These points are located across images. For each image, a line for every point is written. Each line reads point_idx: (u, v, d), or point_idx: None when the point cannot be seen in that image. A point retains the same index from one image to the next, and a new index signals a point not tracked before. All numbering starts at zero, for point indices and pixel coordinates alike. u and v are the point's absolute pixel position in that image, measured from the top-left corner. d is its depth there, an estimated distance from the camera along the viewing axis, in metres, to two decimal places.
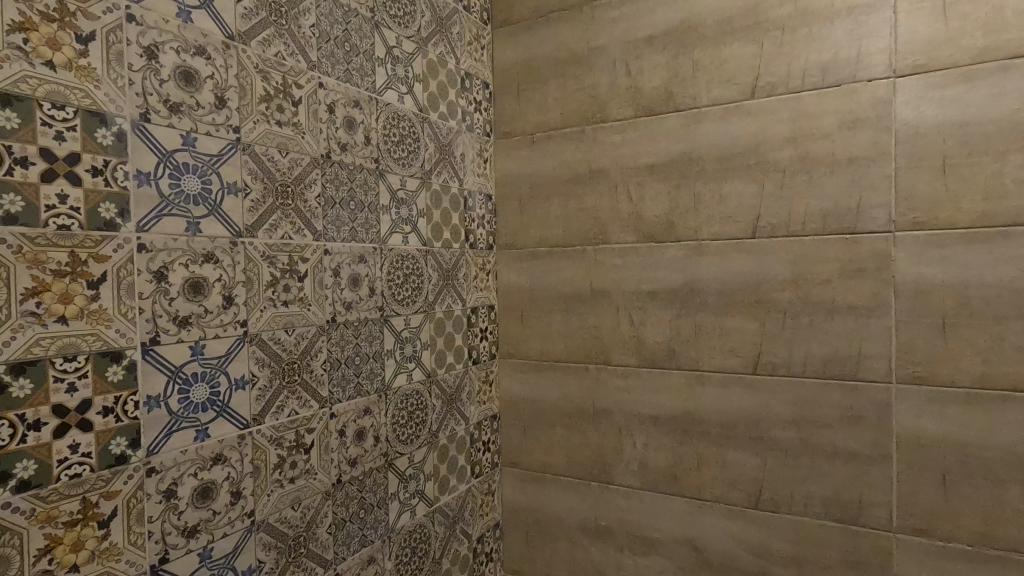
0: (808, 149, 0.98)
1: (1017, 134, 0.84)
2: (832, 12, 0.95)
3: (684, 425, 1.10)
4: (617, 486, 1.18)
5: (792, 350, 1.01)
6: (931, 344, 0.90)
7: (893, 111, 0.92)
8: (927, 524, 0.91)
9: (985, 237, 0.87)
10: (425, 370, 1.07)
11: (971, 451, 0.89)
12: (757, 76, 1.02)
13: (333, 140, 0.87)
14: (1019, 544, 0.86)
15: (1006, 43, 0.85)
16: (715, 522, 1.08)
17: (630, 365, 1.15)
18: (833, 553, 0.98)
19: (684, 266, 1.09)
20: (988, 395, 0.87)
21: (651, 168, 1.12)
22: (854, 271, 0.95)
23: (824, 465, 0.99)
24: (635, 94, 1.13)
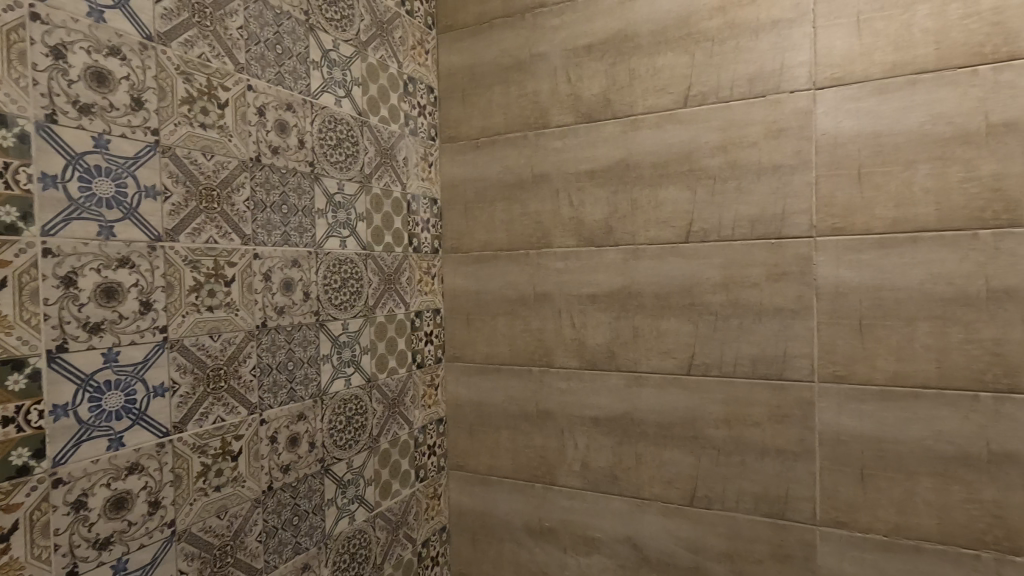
0: (737, 157, 1.02)
1: (925, 145, 0.89)
2: (758, 26, 0.99)
3: (623, 425, 1.13)
4: (560, 487, 1.19)
5: (723, 351, 1.04)
6: (850, 344, 0.95)
7: (814, 122, 0.96)
8: (848, 516, 0.95)
9: (897, 242, 0.91)
10: (365, 374, 1.06)
11: (886, 446, 0.93)
12: (689, 86, 1.05)
13: (263, 143, 0.86)
14: (930, 533, 0.90)
15: (914, 59, 0.89)
16: (653, 520, 1.10)
17: (572, 367, 1.17)
18: (763, 548, 1.02)
19: (622, 270, 1.12)
20: (901, 392, 0.92)
21: (591, 173, 1.14)
22: (779, 274, 0.99)
23: (754, 462, 1.02)
24: (575, 101, 1.15)
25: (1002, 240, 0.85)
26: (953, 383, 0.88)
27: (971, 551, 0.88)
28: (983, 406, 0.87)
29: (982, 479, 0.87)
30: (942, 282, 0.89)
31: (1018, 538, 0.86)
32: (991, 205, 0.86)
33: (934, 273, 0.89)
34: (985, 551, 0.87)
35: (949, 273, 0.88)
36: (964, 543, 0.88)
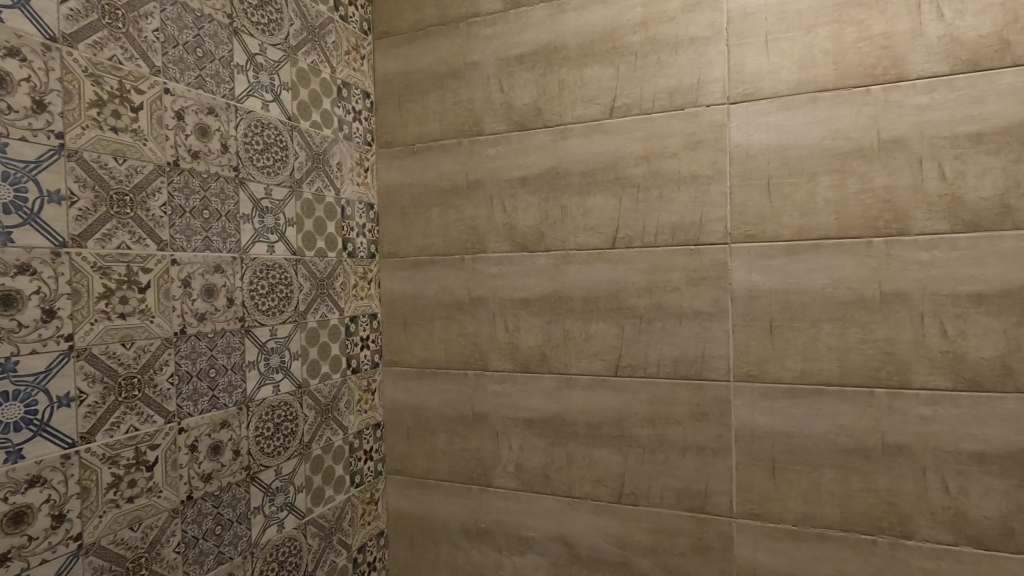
0: (658, 167, 1.06)
1: (826, 158, 0.95)
2: (677, 42, 1.03)
3: (555, 426, 1.15)
4: (495, 488, 1.21)
5: (648, 352, 1.08)
6: (761, 344, 1.00)
7: (728, 134, 1.00)
8: (761, 508, 1.01)
9: (803, 248, 0.97)
10: (294, 380, 1.06)
11: (794, 440, 0.98)
12: (614, 97, 1.08)
13: (182, 147, 0.85)
14: (833, 522, 0.96)
15: (816, 78, 0.95)
16: (584, 518, 1.13)
17: (506, 370, 1.19)
18: (684, 541, 1.06)
19: (553, 275, 1.14)
20: (807, 389, 0.97)
21: (523, 180, 1.16)
22: (698, 279, 1.03)
23: (676, 459, 1.06)
24: (507, 109, 1.17)
25: (893, 247, 0.91)
26: (852, 380, 0.94)
27: (870, 537, 0.94)
28: (878, 401, 0.93)
29: (878, 469, 0.94)
30: (843, 287, 0.95)
31: (909, 523, 0.92)
32: (883, 215, 0.92)
33: (835, 277, 0.95)
34: (881, 536, 0.94)
35: (848, 278, 0.94)
36: (863, 530, 0.95)
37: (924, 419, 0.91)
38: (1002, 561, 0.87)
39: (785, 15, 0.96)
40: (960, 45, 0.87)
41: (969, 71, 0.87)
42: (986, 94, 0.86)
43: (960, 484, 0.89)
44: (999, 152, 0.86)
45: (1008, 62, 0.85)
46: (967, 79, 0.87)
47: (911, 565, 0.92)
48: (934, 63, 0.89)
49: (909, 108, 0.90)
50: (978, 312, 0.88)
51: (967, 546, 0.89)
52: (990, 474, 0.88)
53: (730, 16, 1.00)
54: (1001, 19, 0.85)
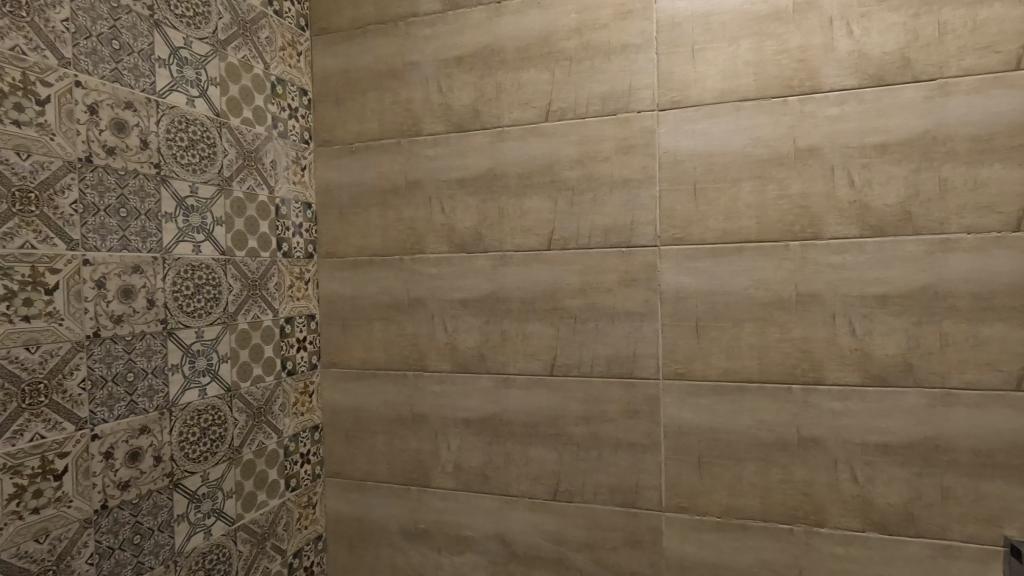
0: (592, 170, 1.08)
1: (748, 165, 0.99)
2: (610, 48, 1.06)
3: (493, 425, 1.16)
4: (434, 489, 1.21)
5: (582, 352, 1.10)
6: (689, 344, 1.03)
7: (658, 140, 1.03)
8: (688, 502, 1.04)
9: (726, 251, 1.01)
10: (223, 384, 1.03)
11: (719, 436, 1.02)
12: (550, 101, 1.10)
13: (95, 143, 0.81)
14: (754, 513, 1.01)
15: (739, 88, 0.99)
16: (521, 515, 1.15)
17: (444, 370, 1.19)
18: (617, 535, 1.09)
19: (491, 275, 1.15)
20: (731, 386, 1.01)
21: (462, 181, 1.16)
22: (630, 280, 1.06)
23: (609, 456, 1.09)
24: (446, 110, 1.17)
25: (808, 251, 0.96)
26: (771, 377, 0.99)
27: (787, 526, 0.99)
28: (795, 397, 0.98)
29: (795, 461, 0.98)
30: (763, 288, 0.99)
31: (823, 512, 0.97)
32: (799, 220, 0.96)
33: (756, 279, 0.99)
34: (797, 525, 0.98)
35: (768, 280, 0.98)
36: (781, 519, 0.99)
37: (836, 413, 0.96)
38: (904, 545, 0.93)
39: (710, 26, 1.00)
40: (867, 61, 0.92)
41: (875, 85, 0.92)
42: (890, 108, 0.92)
43: (868, 474, 0.95)
44: (902, 163, 0.92)
45: (910, 78, 0.91)
46: (873, 93, 0.92)
47: (824, 551, 0.97)
48: (845, 77, 0.94)
49: (823, 119, 0.95)
50: (883, 312, 0.93)
51: (873, 531, 0.95)
52: (894, 463, 0.94)
53: (659, 26, 1.03)
54: (904, 38, 0.91)
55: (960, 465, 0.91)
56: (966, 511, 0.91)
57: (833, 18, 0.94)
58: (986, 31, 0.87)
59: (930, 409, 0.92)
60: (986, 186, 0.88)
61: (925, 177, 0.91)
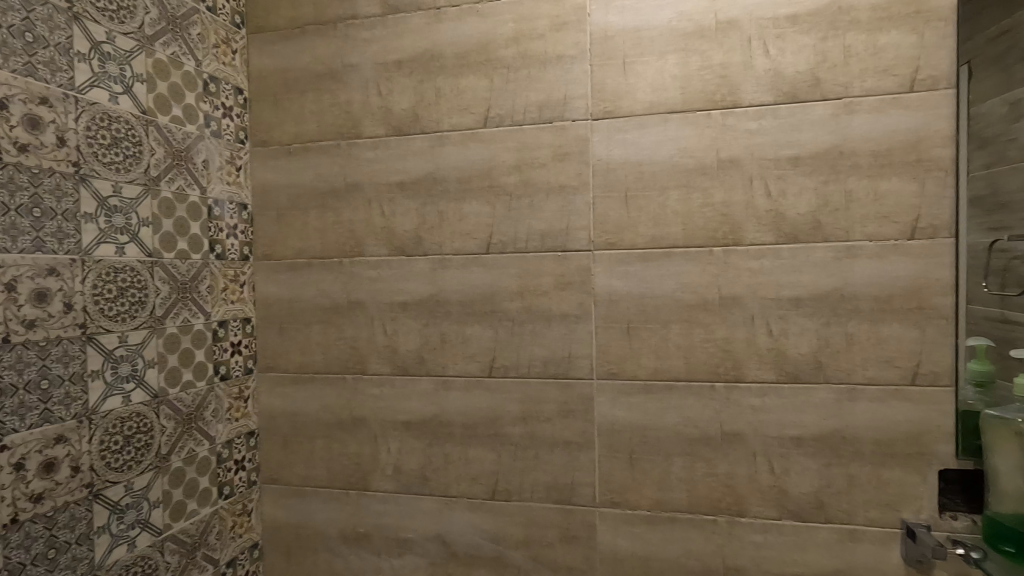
0: (529, 175, 1.10)
1: (674, 174, 1.04)
2: (546, 58, 1.09)
3: (432, 427, 1.17)
4: (374, 492, 1.21)
5: (520, 353, 1.12)
6: (621, 345, 1.07)
7: (592, 149, 1.07)
8: (620, 497, 1.08)
9: (655, 256, 1.05)
10: (148, 390, 1.00)
11: (649, 433, 1.07)
12: (488, 107, 1.12)
13: (4, 140, 0.78)
14: (682, 505, 1.06)
15: (667, 100, 1.04)
16: (460, 516, 1.16)
17: (384, 373, 1.19)
18: (553, 531, 1.12)
19: (430, 278, 1.16)
20: (660, 385, 1.06)
21: (402, 185, 1.17)
22: (565, 283, 1.09)
23: (545, 455, 1.12)
24: (385, 114, 1.17)
25: (729, 256, 1.02)
26: (696, 375, 1.04)
27: (711, 517, 1.04)
28: (718, 394, 1.03)
29: (718, 455, 1.04)
30: (689, 291, 1.04)
31: (743, 502, 1.03)
32: (721, 227, 1.02)
33: (682, 283, 1.04)
34: (720, 515, 1.04)
35: (694, 283, 1.04)
36: (706, 511, 1.05)
37: (755, 409, 1.02)
38: (815, 530, 1.00)
39: (639, 40, 1.05)
40: (782, 79, 0.99)
41: (789, 102, 0.99)
42: (802, 123, 0.98)
43: (783, 466, 1.01)
44: (813, 174, 0.98)
45: (819, 96, 0.98)
46: (787, 109, 0.99)
47: (745, 540, 1.03)
48: (762, 93, 1.00)
49: (742, 132, 1.01)
50: (797, 314, 1.00)
51: (787, 519, 1.01)
52: (806, 455, 1.00)
53: (593, 38, 1.06)
54: (814, 59, 0.98)
55: (864, 455, 0.98)
56: (869, 498, 0.98)
57: (751, 38, 1.00)
58: (885, 56, 0.95)
59: (837, 404, 0.99)
60: (885, 198, 0.96)
61: (833, 188, 0.98)
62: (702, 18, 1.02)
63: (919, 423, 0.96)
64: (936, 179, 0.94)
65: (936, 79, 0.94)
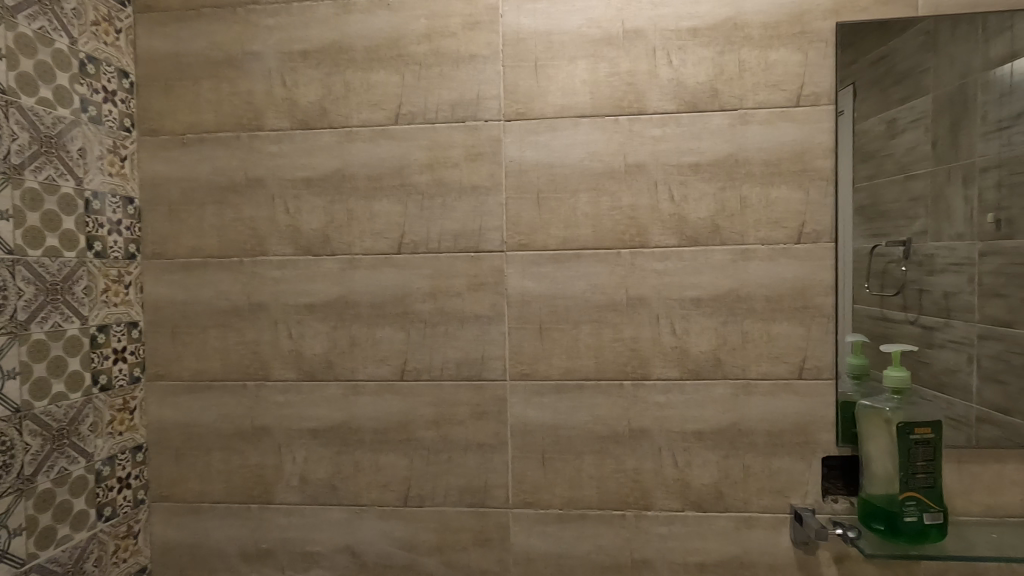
0: (442, 175, 1.09)
1: (584, 177, 1.06)
2: (459, 57, 1.08)
3: (341, 434, 1.12)
4: (277, 505, 1.14)
5: (432, 356, 1.10)
6: (533, 346, 1.08)
7: (504, 149, 1.07)
8: (533, 497, 1.09)
9: (566, 258, 1.07)
10: (7, 403, 0.89)
11: (561, 432, 1.08)
12: (399, 104, 1.09)
13: None
14: (592, 502, 1.08)
15: (576, 104, 1.05)
16: (371, 525, 1.12)
17: (289, 379, 1.13)
18: (467, 535, 1.10)
19: (339, 279, 1.11)
20: (571, 385, 1.07)
21: (308, 181, 1.12)
22: (478, 284, 1.09)
23: (458, 458, 1.10)
24: (290, 106, 1.11)
25: (636, 258, 1.05)
26: (605, 375, 1.07)
27: (620, 512, 1.07)
28: (626, 392, 1.06)
29: (626, 452, 1.07)
30: (599, 292, 1.06)
31: (649, 496, 1.06)
32: (628, 229, 1.05)
33: (592, 284, 1.06)
34: (628, 510, 1.07)
35: (603, 284, 1.06)
36: (615, 506, 1.07)
37: (660, 405, 1.06)
38: (714, 520, 1.05)
39: (550, 44, 1.06)
40: (683, 89, 1.03)
41: (690, 111, 1.03)
42: (702, 132, 1.03)
43: (686, 459, 1.06)
44: (712, 181, 1.04)
45: (717, 107, 1.03)
46: (689, 118, 1.03)
47: (651, 532, 1.07)
48: (666, 102, 1.04)
49: (647, 138, 1.04)
50: (698, 314, 1.05)
51: (690, 510, 1.06)
52: (706, 448, 1.05)
53: (505, 39, 1.06)
54: (712, 71, 1.03)
55: (757, 446, 1.05)
56: (762, 486, 1.05)
57: (656, 48, 1.04)
58: (774, 72, 1.02)
59: (734, 398, 1.05)
60: (776, 204, 1.03)
61: (729, 194, 1.03)
62: (611, 26, 1.04)
63: (805, 414, 1.04)
64: (819, 188, 1.02)
65: (818, 96, 1.01)
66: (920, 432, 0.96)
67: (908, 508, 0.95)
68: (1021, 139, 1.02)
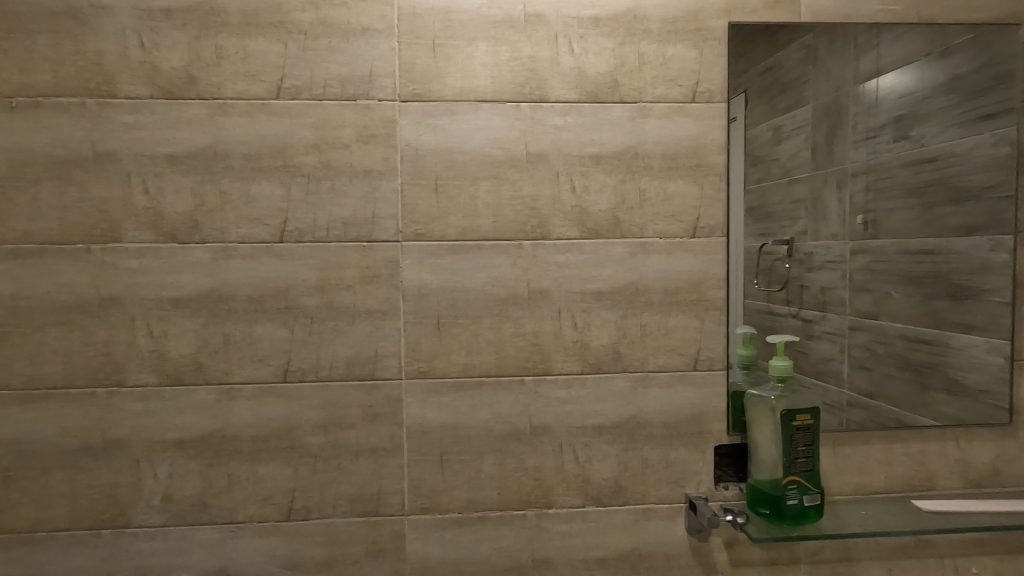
0: (330, 157, 0.99)
1: (484, 165, 1.01)
2: (348, 29, 0.99)
3: (213, 445, 1.00)
4: (135, 529, 1.00)
5: (320, 355, 1.01)
6: (430, 342, 1.02)
7: (399, 132, 1.00)
8: (430, 501, 1.03)
9: (465, 249, 1.01)
10: None
11: (460, 432, 1.03)
12: (282, 77, 0.98)
13: None
14: (493, 503, 1.04)
15: (477, 89, 1.01)
16: (248, 544, 1.01)
17: (148, 385, 0.99)
18: (358, 547, 1.02)
19: (210, 270, 0.99)
20: (470, 382, 1.02)
21: (172, 158, 0.98)
22: (371, 277, 1.01)
23: (349, 465, 1.02)
24: (150, 71, 0.97)
25: (538, 250, 1.02)
26: (506, 371, 1.03)
27: (521, 512, 1.04)
28: (527, 388, 1.03)
29: (527, 450, 1.04)
30: (499, 285, 1.02)
31: (551, 494, 1.04)
32: (530, 220, 1.02)
33: (493, 277, 1.02)
34: (529, 509, 1.04)
35: (503, 277, 1.02)
36: (515, 506, 1.04)
37: (561, 400, 1.04)
38: (614, 513, 1.05)
39: (449, 23, 1.00)
40: (585, 78, 1.02)
41: (591, 101, 1.02)
42: (603, 123, 1.02)
43: (587, 454, 1.04)
44: (612, 173, 1.03)
45: (618, 98, 1.02)
46: (590, 108, 1.02)
47: (552, 530, 1.04)
48: (568, 90, 1.01)
49: (549, 127, 1.02)
50: (599, 307, 1.04)
51: (590, 505, 1.05)
52: (606, 442, 1.05)
53: (400, 13, 0.99)
54: (613, 62, 1.02)
55: (654, 438, 1.05)
56: (660, 478, 1.06)
57: (557, 35, 1.01)
58: (672, 66, 1.03)
59: (633, 391, 1.05)
60: (672, 199, 1.04)
61: (629, 187, 1.03)
62: (512, 8, 1.00)
63: (699, 405, 1.06)
64: (712, 183, 1.04)
65: (712, 93, 1.04)
66: (801, 419, 1.00)
67: (790, 492, 0.99)
68: (885, 148, 1.10)
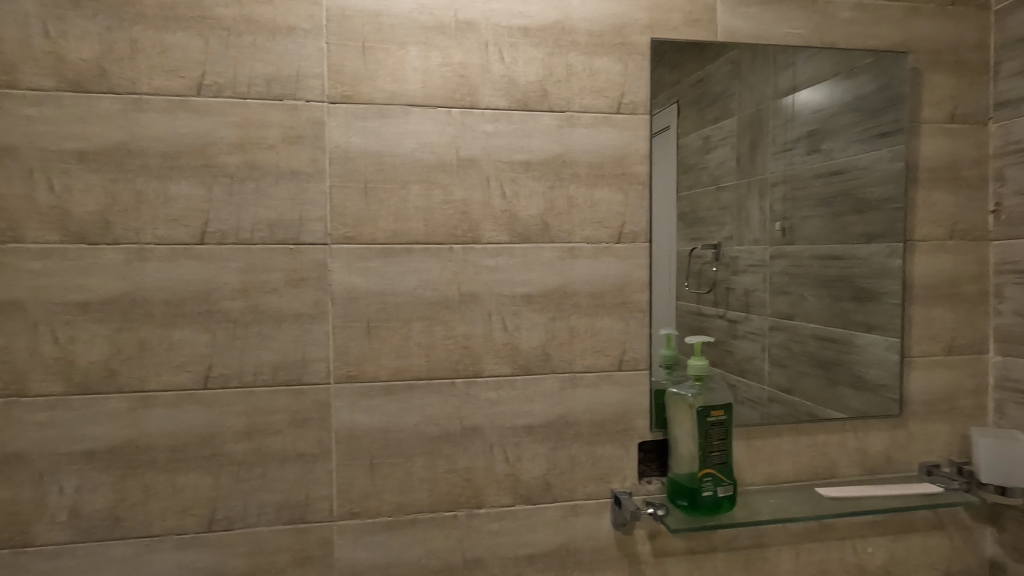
0: (255, 157, 0.97)
1: (415, 168, 1.02)
2: (274, 27, 0.97)
3: (127, 456, 0.96)
4: (38, 547, 0.94)
5: (244, 360, 0.98)
6: (359, 346, 1.01)
7: (327, 133, 0.99)
8: (360, 506, 1.02)
9: (396, 253, 1.02)
10: None
11: (390, 435, 1.03)
12: (203, 73, 0.95)
13: None
14: (423, 505, 1.04)
15: (408, 93, 1.01)
16: (166, 557, 0.97)
17: (54, 394, 0.93)
18: (284, 556, 1.00)
19: (124, 273, 0.94)
20: (400, 384, 1.03)
21: (80, 154, 0.93)
22: (298, 280, 0.99)
23: (274, 471, 0.99)
24: (56, 62, 0.92)
25: (468, 254, 1.04)
26: (436, 374, 1.04)
27: (452, 513, 1.05)
28: (457, 390, 1.04)
29: (457, 451, 1.05)
30: (430, 288, 1.03)
31: (481, 494, 1.06)
32: (461, 224, 1.03)
33: (423, 280, 1.03)
34: (459, 510, 1.05)
35: (434, 280, 1.03)
36: (446, 508, 1.05)
37: (491, 402, 1.05)
38: (543, 511, 1.08)
39: (379, 26, 1.00)
40: (515, 86, 1.04)
41: (521, 109, 1.04)
42: (532, 131, 1.05)
43: (516, 454, 1.07)
44: (541, 179, 1.06)
45: (546, 107, 1.05)
46: (519, 116, 1.04)
47: (482, 530, 1.06)
48: (498, 97, 1.03)
49: (479, 133, 1.03)
50: (528, 310, 1.06)
51: (520, 504, 1.07)
52: (536, 441, 1.07)
53: (329, 14, 0.98)
54: (542, 72, 1.05)
55: (582, 436, 1.09)
56: (587, 474, 1.09)
57: (488, 42, 1.03)
58: (598, 78, 1.07)
59: (561, 392, 1.08)
60: (599, 205, 1.08)
61: (558, 193, 1.06)
62: (443, 15, 1.01)
63: (624, 403, 1.10)
64: (637, 191, 1.09)
65: (636, 105, 1.08)
66: (716, 415, 1.07)
67: (705, 484, 1.05)
68: (800, 161, 1.21)
